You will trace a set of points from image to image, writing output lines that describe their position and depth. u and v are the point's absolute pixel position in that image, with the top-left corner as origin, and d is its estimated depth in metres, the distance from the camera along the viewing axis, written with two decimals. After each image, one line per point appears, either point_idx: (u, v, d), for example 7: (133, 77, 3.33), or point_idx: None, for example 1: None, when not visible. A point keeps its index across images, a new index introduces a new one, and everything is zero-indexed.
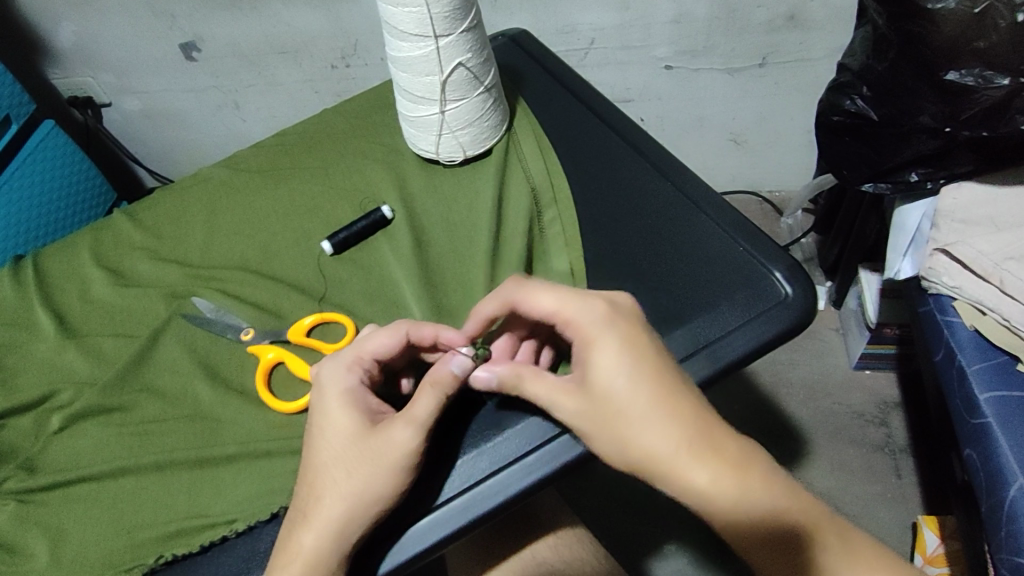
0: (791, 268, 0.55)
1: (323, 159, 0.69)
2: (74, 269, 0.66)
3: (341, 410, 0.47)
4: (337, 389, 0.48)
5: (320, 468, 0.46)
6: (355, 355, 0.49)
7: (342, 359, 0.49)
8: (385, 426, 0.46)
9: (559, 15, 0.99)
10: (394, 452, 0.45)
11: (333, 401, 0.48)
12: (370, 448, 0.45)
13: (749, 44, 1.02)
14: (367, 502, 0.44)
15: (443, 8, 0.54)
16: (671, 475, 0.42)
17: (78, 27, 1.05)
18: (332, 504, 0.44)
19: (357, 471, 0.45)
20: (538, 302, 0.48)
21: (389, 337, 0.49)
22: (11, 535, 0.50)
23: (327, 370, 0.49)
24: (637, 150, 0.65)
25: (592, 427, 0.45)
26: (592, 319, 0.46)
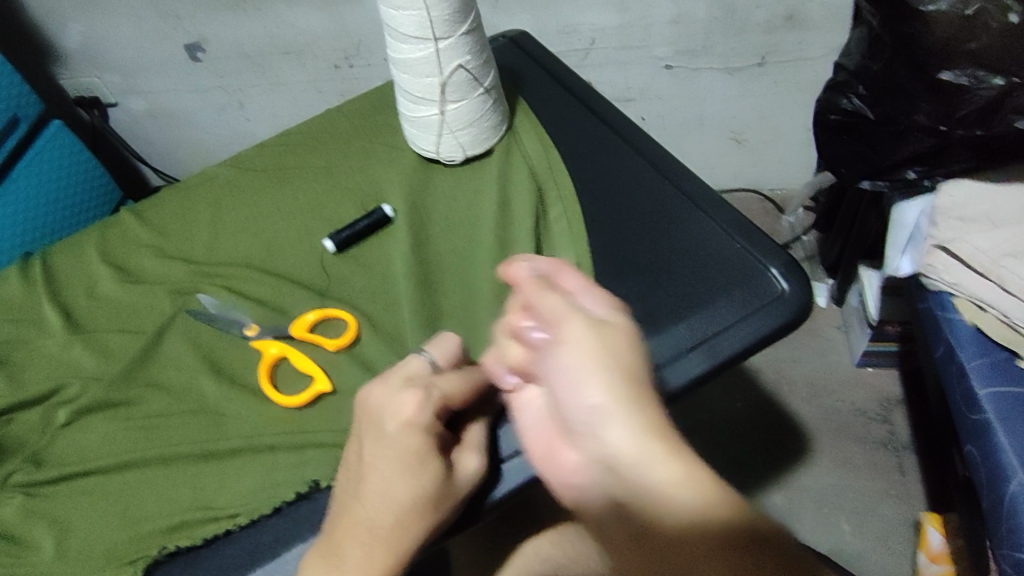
0: (787, 264, 0.56)
1: (327, 159, 0.70)
2: (82, 266, 0.67)
3: (427, 451, 0.44)
4: (429, 426, 0.45)
5: (413, 507, 0.43)
6: (438, 396, 0.46)
7: (428, 400, 0.45)
8: (463, 463, 0.47)
9: (558, 15, 1.00)
10: (470, 486, 0.47)
11: (417, 439, 0.44)
12: (455, 485, 0.46)
13: (747, 43, 1.04)
14: (439, 530, 0.46)
15: (443, 11, 0.55)
16: (631, 427, 0.32)
17: (85, 29, 1.06)
18: (419, 538, 0.44)
19: (443, 508, 0.45)
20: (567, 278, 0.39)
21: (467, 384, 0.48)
22: (18, 527, 0.51)
23: (419, 402, 0.45)
24: (635, 149, 0.66)
25: (581, 364, 0.34)
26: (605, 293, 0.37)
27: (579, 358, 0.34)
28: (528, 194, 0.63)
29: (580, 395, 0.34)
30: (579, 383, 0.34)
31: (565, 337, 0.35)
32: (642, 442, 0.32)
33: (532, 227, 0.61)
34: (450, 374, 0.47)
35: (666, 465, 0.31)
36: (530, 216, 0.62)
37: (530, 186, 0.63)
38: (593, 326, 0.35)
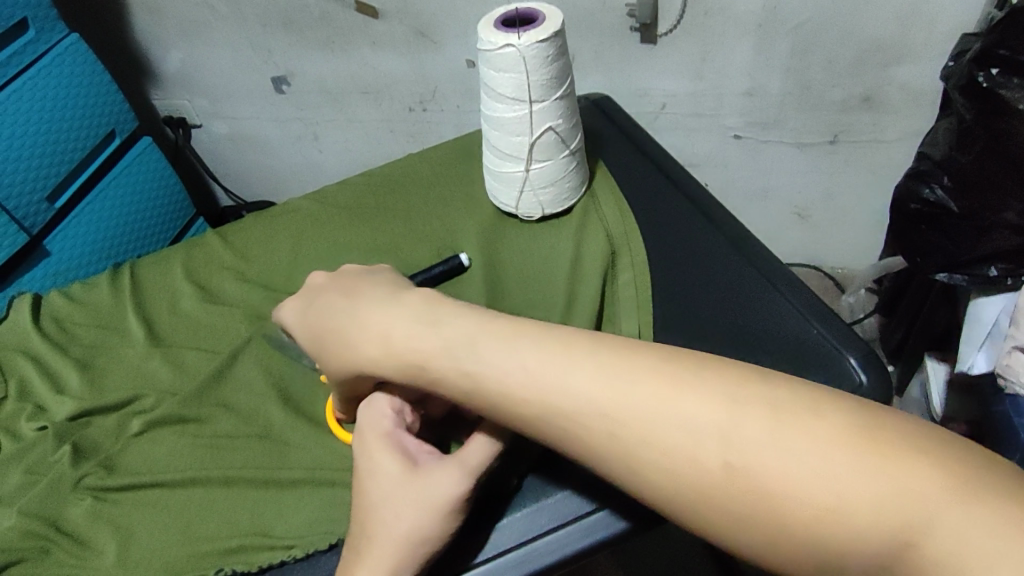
0: (867, 355, 0.55)
1: (406, 203, 0.73)
2: (167, 282, 0.71)
3: (385, 454, 0.47)
4: (384, 433, 0.48)
5: (376, 512, 0.45)
6: (392, 401, 0.48)
7: (382, 406, 0.49)
8: (432, 469, 0.46)
9: (634, 80, 1.03)
10: (441, 497, 0.45)
11: (377, 444, 0.47)
12: (418, 488, 0.45)
13: (820, 121, 1.05)
14: (415, 539, 0.44)
15: (541, 76, 0.58)
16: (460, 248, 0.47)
17: (183, 55, 1.14)
18: (383, 540, 0.44)
19: (409, 512, 0.45)
20: None
21: (429, 389, 0.48)
22: (86, 529, 0.53)
23: (372, 411, 0.49)
24: (713, 222, 0.66)
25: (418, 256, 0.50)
26: None
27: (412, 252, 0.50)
28: (601, 250, 0.64)
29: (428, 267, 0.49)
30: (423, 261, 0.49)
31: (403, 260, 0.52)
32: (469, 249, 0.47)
33: (601, 283, 0.62)
34: (414, 380, 0.49)
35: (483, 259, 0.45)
36: (602, 269, 0.63)
37: (604, 244, 0.64)
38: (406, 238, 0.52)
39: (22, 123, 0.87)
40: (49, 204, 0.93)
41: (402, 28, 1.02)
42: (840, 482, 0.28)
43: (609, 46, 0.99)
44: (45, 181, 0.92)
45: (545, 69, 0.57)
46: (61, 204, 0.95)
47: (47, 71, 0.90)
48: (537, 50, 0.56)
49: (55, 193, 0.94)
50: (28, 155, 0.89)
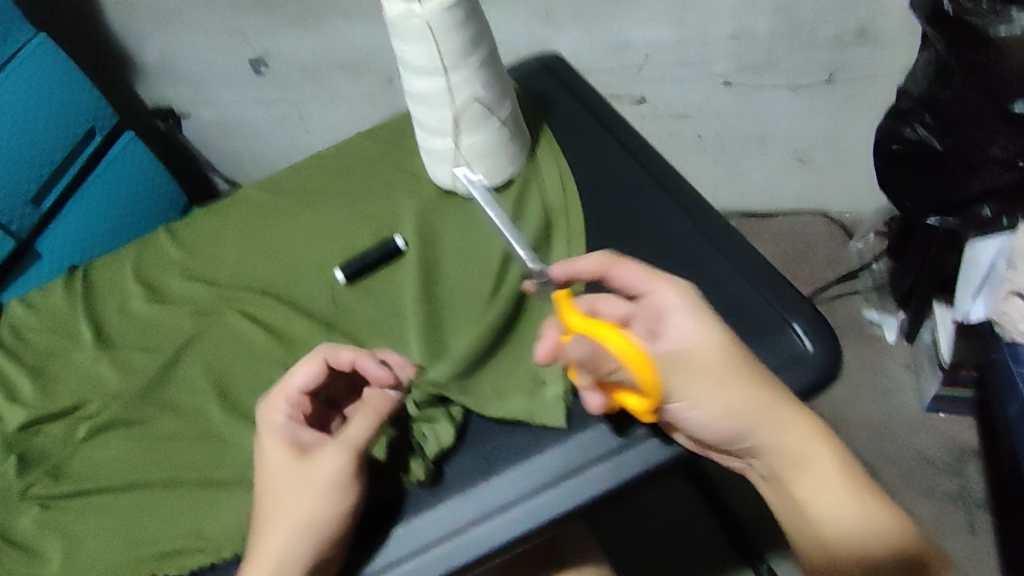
0: (812, 321, 0.52)
1: (350, 185, 0.70)
2: (117, 283, 0.70)
3: (276, 444, 0.48)
4: (270, 428, 0.49)
5: (269, 503, 0.46)
6: (280, 393, 0.49)
7: (271, 403, 0.50)
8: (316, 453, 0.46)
9: (612, 30, 0.98)
10: (330, 474, 0.45)
11: (265, 443, 0.48)
12: (310, 471, 0.46)
13: (814, 60, 0.98)
14: (316, 518, 0.45)
15: (454, 43, 0.54)
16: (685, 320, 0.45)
17: (160, 44, 1.13)
18: (286, 523, 0.45)
19: (306, 494, 0.45)
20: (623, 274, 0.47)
21: (307, 368, 0.49)
22: (36, 536, 0.54)
23: (263, 411, 0.50)
24: (661, 185, 0.63)
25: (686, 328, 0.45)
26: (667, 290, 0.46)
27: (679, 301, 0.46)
28: (535, 220, 0.61)
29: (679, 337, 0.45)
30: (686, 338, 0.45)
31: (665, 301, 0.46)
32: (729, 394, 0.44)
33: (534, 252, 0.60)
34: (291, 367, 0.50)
35: (689, 324, 0.45)
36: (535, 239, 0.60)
37: (540, 213, 0.61)
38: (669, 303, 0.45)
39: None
40: (35, 207, 0.94)
41: None
42: (824, 504, 0.47)
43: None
44: (27, 185, 0.93)
45: (456, 37, 0.54)
46: (47, 207, 0.96)
47: (15, 73, 0.90)
48: (443, 17, 0.53)
49: (39, 197, 0.95)
50: (5, 159, 0.90)
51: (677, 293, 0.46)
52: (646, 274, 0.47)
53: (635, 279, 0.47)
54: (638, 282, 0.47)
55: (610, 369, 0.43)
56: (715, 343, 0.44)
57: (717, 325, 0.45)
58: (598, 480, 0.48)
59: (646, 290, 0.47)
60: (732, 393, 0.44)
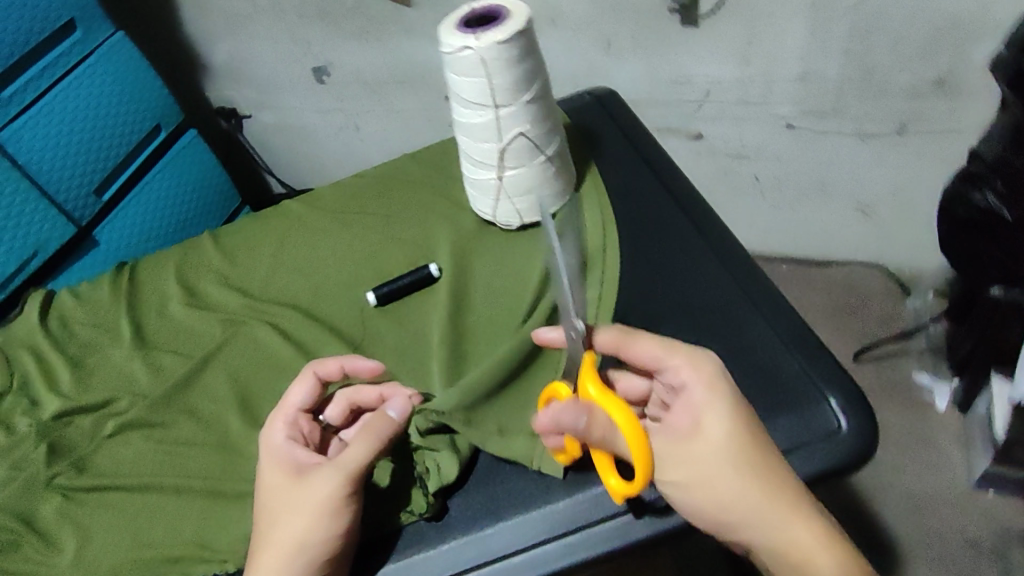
0: (849, 398, 0.50)
1: (390, 207, 0.71)
2: (160, 283, 0.72)
3: (272, 466, 0.46)
4: (269, 449, 0.47)
5: (264, 525, 0.45)
6: (281, 413, 0.48)
7: (273, 424, 0.48)
8: (312, 476, 0.45)
9: (673, 64, 0.96)
10: (322, 499, 0.44)
11: (264, 463, 0.47)
12: (303, 495, 0.44)
13: (885, 109, 0.94)
14: (305, 545, 0.43)
15: (506, 79, 0.54)
16: (710, 402, 0.43)
17: (230, 49, 1.17)
18: (277, 547, 0.43)
19: (297, 518, 0.44)
20: (644, 348, 0.46)
21: (303, 387, 0.49)
22: (53, 525, 0.56)
23: (264, 433, 0.48)
24: (705, 238, 0.61)
25: (698, 404, 0.44)
26: (687, 360, 0.45)
27: (701, 382, 0.44)
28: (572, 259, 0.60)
29: (695, 416, 0.44)
30: (699, 415, 0.44)
31: (682, 379, 0.45)
32: (725, 476, 0.42)
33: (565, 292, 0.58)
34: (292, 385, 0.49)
35: (699, 400, 0.44)
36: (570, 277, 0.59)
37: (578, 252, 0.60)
38: (693, 381, 0.44)
39: (69, 119, 0.92)
40: (97, 197, 0.98)
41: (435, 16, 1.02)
42: None
43: (646, 30, 0.93)
44: (92, 175, 0.96)
45: (508, 72, 0.54)
46: (108, 196, 1.00)
47: (93, 69, 0.94)
48: (496, 52, 0.53)
49: (101, 187, 0.98)
50: (74, 151, 0.93)
51: (699, 376, 0.44)
52: (665, 350, 0.45)
53: (652, 354, 0.45)
54: (654, 358, 0.45)
55: (597, 437, 0.42)
56: (726, 431, 0.43)
57: (733, 412, 0.43)
58: (604, 537, 0.46)
59: (665, 367, 0.45)
60: (722, 485, 0.42)
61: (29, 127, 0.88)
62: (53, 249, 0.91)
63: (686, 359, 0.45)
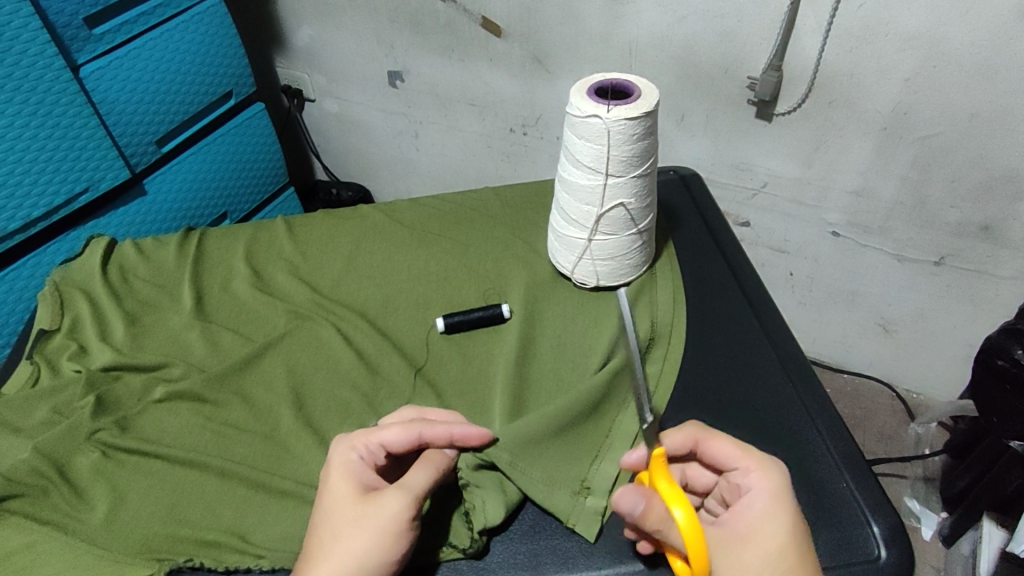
0: (893, 529, 0.51)
1: (467, 236, 0.73)
2: (227, 258, 0.74)
3: (340, 477, 0.47)
4: (337, 459, 0.49)
5: (323, 534, 0.45)
6: (364, 436, 0.49)
7: (345, 437, 0.50)
8: (379, 494, 0.46)
9: (738, 151, 0.98)
10: (388, 518, 0.45)
11: (330, 474, 0.48)
12: (367, 511, 0.45)
13: (930, 240, 0.96)
14: (363, 562, 0.44)
15: (623, 153, 0.57)
16: (773, 510, 0.44)
17: (313, 32, 1.18)
18: (334, 559, 0.44)
19: (360, 533, 0.45)
20: (720, 448, 0.48)
21: (401, 432, 0.49)
22: (88, 480, 0.56)
23: (333, 445, 0.50)
24: (770, 339, 0.64)
25: (760, 510, 0.44)
26: (759, 466, 0.46)
27: (768, 491, 0.45)
28: (641, 332, 0.62)
29: (754, 521, 0.44)
30: (758, 520, 0.44)
31: (752, 483, 0.46)
32: None
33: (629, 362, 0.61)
34: (389, 424, 0.50)
35: (762, 506, 0.44)
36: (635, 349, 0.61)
37: (647, 324, 0.63)
38: (764, 490, 0.45)
39: (152, 68, 0.90)
40: (157, 148, 0.95)
41: (519, 52, 1.02)
42: None
43: (720, 113, 0.95)
44: (159, 126, 0.94)
45: (626, 147, 0.56)
46: (168, 149, 0.98)
47: (186, 26, 0.93)
48: (623, 127, 0.55)
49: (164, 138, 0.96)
50: (148, 99, 0.91)
51: (766, 485, 0.45)
52: (738, 452, 0.47)
53: (727, 453, 0.47)
54: (727, 457, 0.47)
55: (651, 528, 0.42)
56: (780, 543, 0.43)
57: (790, 525, 0.44)
58: None
59: (736, 467, 0.47)
60: None
61: (113, 67, 0.86)
62: (104, 188, 0.88)
63: (760, 467, 0.46)
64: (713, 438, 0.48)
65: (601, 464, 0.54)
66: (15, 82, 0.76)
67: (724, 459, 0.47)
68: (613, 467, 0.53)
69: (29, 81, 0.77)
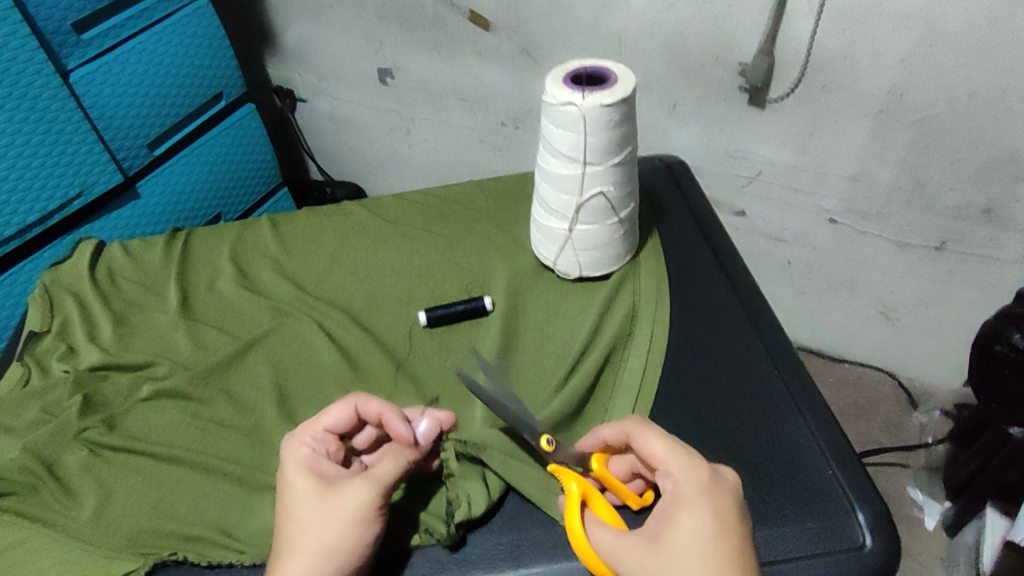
0: (879, 515, 0.51)
1: (450, 230, 0.73)
2: (213, 257, 0.74)
3: (299, 475, 0.47)
4: (293, 458, 0.48)
5: (291, 530, 0.45)
6: (311, 427, 0.50)
7: (298, 436, 0.50)
8: (344, 484, 0.46)
9: (733, 139, 0.97)
10: (356, 508, 0.45)
11: (289, 472, 0.48)
12: (334, 502, 0.45)
13: (930, 225, 0.94)
14: (334, 550, 0.44)
15: (599, 140, 0.56)
16: (690, 508, 0.43)
17: (302, 32, 1.19)
18: (304, 549, 0.44)
19: (329, 523, 0.45)
20: (646, 445, 0.46)
21: (339, 409, 0.50)
22: (75, 478, 0.56)
23: (286, 445, 0.50)
24: (755, 327, 0.63)
25: (674, 510, 0.43)
26: (682, 464, 0.44)
27: (686, 490, 0.43)
28: (620, 324, 0.62)
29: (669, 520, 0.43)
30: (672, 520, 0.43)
31: (671, 483, 0.44)
32: None
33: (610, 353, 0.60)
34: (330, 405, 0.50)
35: (678, 506, 0.43)
36: (614, 338, 0.62)
37: (627, 315, 0.63)
38: (682, 490, 0.43)
39: (141, 72, 0.91)
40: (150, 151, 0.96)
41: (509, 45, 1.01)
42: None
43: (712, 101, 0.94)
44: (150, 129, 0.95)
45: (602, 135, 0.56)
46: (161, 152, 0.98)
47: (173, 28, 0.93)
48: (599, 114, 0.55)
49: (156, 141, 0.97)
50: (138, 102, 0.92)
51: (684, 487, 0.43)
52: (664, 449, 0.45)
53: (652, 454, 0.45)
54: (653, 458, 0.46)
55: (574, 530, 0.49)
56: (694, 543, 0.41)
57: (712, 527, 0.42)
58: None
59: (658, 467, 0.45)
60: None
61: (101, 72, 0.87)
62: (97, 192, 0.89)
63: (683, 466, 0.44)
64: (642, 434, 0.46)
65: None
66: (5, 89, 0.76)
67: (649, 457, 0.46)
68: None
69: (17, 88, 0.78)
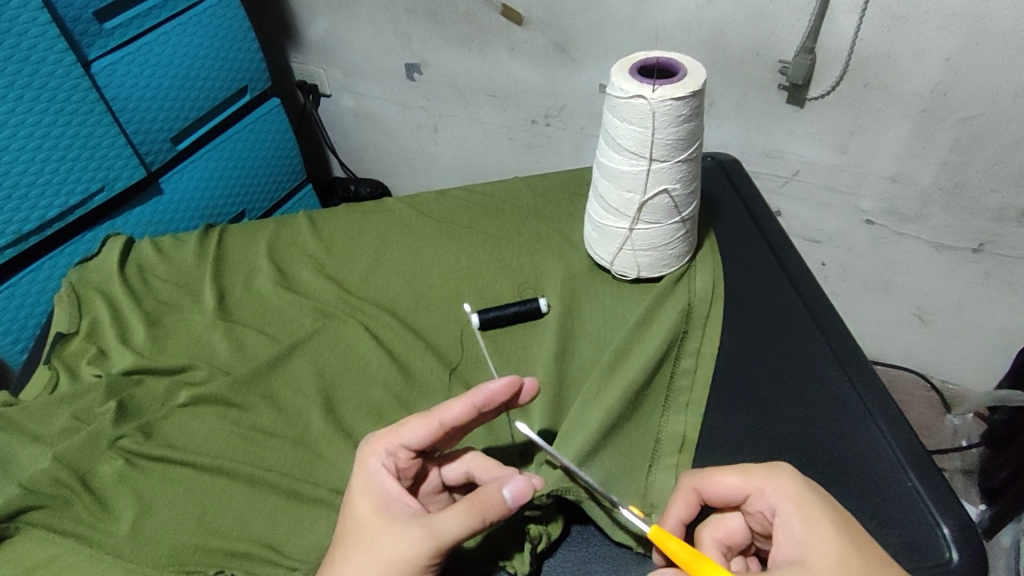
0: (965, 529, 0.48)
1: (498, 229, 0.70)
2: (249, 255, 0.71)
3: (364, 493, 0.45)
4: (363, 471, 0.46)
5: (338, 552, 0.43)
6: (386, 439, 0.46)
7: (375, 442, 0.47)
8: (401, 524, 0.43)
9: (770, 138, 0.93)
10: (402, 556, 0.41)
11: (356, 486, 0.46)
12: (386, 537, 0.42)
13: (970, 226, 0.90)
14: None
15: (666, 136, 0.53)
16: (810, 514, 0.41)
17: (328, 26, 1.16)
18: None
19: (369, 562, 0.42)
20: (722, 483, 0.45)
21: (419, 427, 0.46)
22: (111, 490, 0.53)
23: (362, 450, 0.47)
24: (822, 330, 0.60)
25: (796, 525, 0.41)
26: (769, 477, 0.44)
27: (791, 500, 0.42)
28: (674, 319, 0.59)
29: (798, 536, 0.41)
30: (800, 535, 0.41)
31: (772, 501, 0.43)
32: None
33: (669, 355, 0.57)
34: (410, 417, 0.47)
35: (796, 521, 0.42)
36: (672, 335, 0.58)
37: (681, 308, 0.60)
38: (788, 496, 0.43)
39: (164, 64, 0.88)
40: (172, 145, 0.93)
41: (541, 40, 0.98)
42: None
43: (751, 99, 0.90)
44: (173, 123, 0.92)
45: (670, 131, 0.53)
46: (184, 146, 0.95)
47: (198, 19, 0.90)
48: (670, 107, 0.51)
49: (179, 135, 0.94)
50: (162, 95, 0.89)
51: (785, 490, 0.43)
52: (740, 477, 0.45)
53: (730, 485, 0.45)
54: (733, 488, 0.45)
55: None
56: (833, 544, 0.40)
57: (837, 530, 0.40)
58: None
59: (748, 494, 0.44)
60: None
61: (124, 63, 0.83)
62: (120, 187, 0.86)
63: (771, 480, 0.43)
64: (717, 481, 0.45)
65: (659, 482, 0.51)
66: (27, 80, 0.73)
67: (732, 490, 0.45)
68: (667, 478, 0.51)
69: (40, 78, 0.74)
